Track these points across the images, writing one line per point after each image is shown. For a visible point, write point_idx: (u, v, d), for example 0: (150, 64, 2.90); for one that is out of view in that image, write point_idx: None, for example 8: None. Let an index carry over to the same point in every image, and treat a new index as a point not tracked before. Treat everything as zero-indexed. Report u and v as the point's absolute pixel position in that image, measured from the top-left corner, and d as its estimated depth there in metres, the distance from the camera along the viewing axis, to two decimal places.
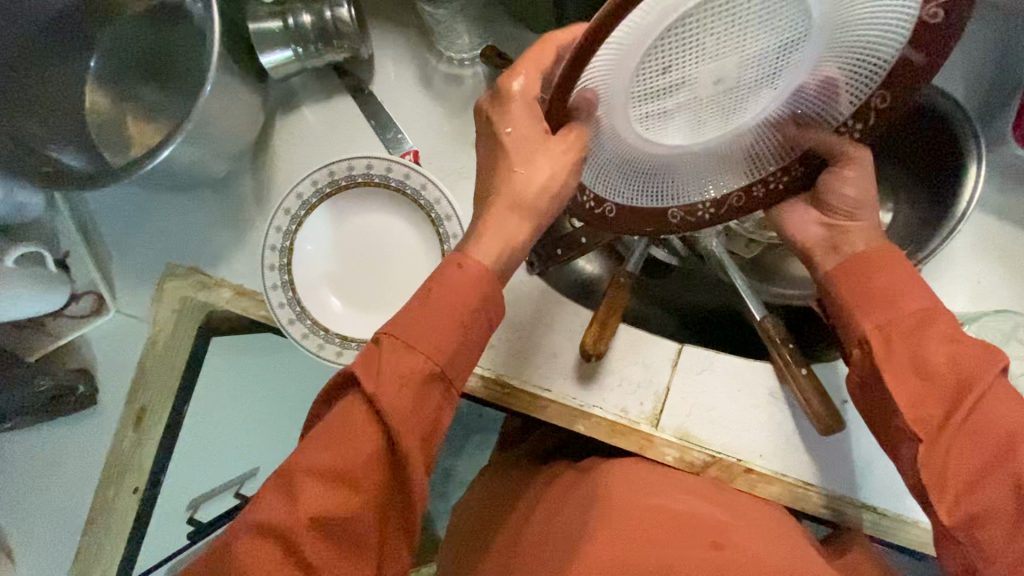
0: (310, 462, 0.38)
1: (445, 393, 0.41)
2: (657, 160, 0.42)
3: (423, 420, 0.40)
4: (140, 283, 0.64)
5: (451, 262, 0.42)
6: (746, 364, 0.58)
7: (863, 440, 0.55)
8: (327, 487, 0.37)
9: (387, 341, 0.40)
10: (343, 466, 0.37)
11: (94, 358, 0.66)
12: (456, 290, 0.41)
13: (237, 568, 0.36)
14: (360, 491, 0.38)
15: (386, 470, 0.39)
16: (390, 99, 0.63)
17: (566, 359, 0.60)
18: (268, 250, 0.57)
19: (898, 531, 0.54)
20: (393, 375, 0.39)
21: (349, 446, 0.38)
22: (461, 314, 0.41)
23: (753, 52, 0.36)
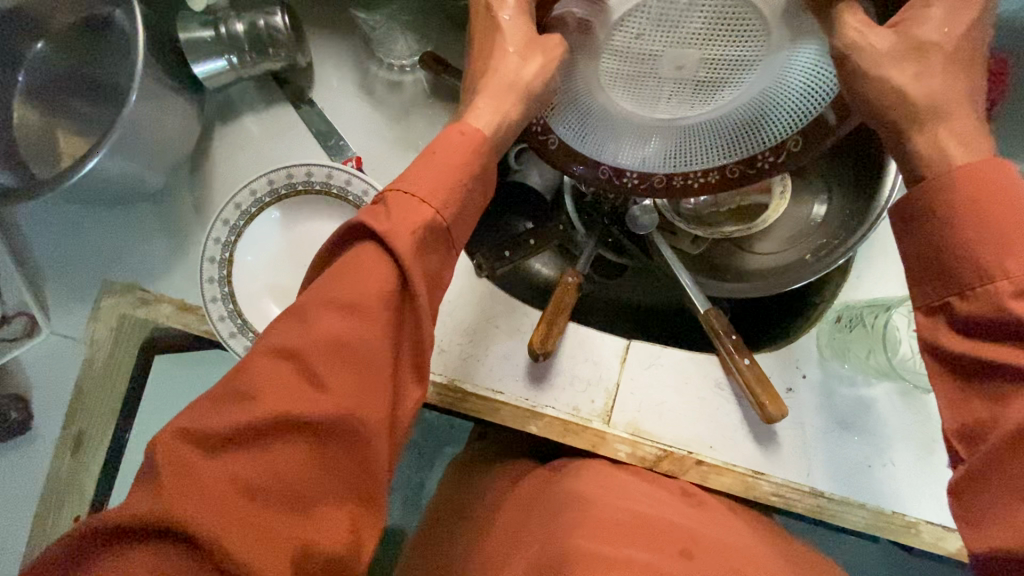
0: (322, 291, 0.33)
1: (452, 248, 0.38)
2: (617, 127, 0.44)
3: (433, 264, 0.37)
4: (77, 302, 0.61)
5: (451, 129, 0.39)
6: (691, 358, 0.59)
7: (805, 427, 0.57)
8: (339, 313, 0.33)
9: (393, 196, 0.36)
10: (358, 292, 0.33)
11: (28, 382, 0.63)
12: (458, 145, 0.38)
13: (250, 390, 0.31)
14: (375, 319, 0.33)
15: (401, 304, 0.35)
16: (331, 107, 0.62)
17: (518, 361, 0.59)
18: (207, 262, 0.56)
19: (847, 514, 0.55)
20: (404, 215, 0.35)
21: (366, 273, 0.34)
22: (467, 171, 0.38)
23: (717, 53, 0.39)
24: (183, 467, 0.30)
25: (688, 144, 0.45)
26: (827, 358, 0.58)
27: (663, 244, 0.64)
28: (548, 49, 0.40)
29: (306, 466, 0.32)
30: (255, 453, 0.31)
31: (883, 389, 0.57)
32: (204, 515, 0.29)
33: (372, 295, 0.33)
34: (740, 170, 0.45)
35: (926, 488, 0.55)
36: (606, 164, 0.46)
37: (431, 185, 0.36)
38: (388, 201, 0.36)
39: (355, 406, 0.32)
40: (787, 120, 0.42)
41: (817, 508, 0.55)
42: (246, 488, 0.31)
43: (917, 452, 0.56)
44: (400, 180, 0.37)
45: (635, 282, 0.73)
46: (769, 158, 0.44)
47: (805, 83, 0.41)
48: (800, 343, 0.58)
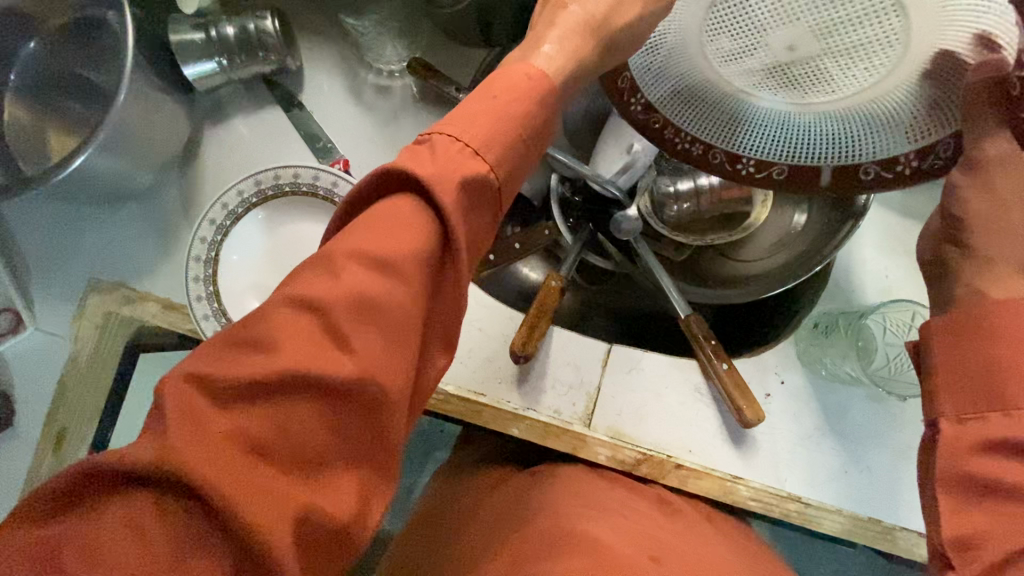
0: (354, 243, 0.30)
1: (496, 215, 0.35)
2: (681, 53, 0.42)
3: (476, 227, 0.33)
4: (63, 301, 0.62)
5: (517, 68, 0.35)
6: (672, 363, 0.59)
7: (782, 432, 0.57)
8: (374, 267, 0.29)
9: (440, 139, 0.32)
10: (396, 246, 0.30)
11: (9, 379, 0.62)
12: (506, 94, 0.34)
13: (264, 342, 0.28)
14: (407, 278, 0.30)
15: (436, 264, 0.32)
16: (320, 111, 0.63)
17: (500, 363, 0.60)
18: (193, 261, 0.56)
19: (824, 520, 0.56)
20: (452, 169, 0.31)
21: (402, 230, 0.30)
22: (517, 127, 0.34)
23: (832, 61, 0.38)
24: (188, 413, 0.26)
25: (710, 111, 0.44)
26: (804, 364, 0.58)
27: (646, 250, 0.66)
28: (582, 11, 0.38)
29: (320, 428, 0.28)
30: (271, 408, 0.27)
31: (858, 397, 0.58)
32: (209, 471, 0.25)
33: (406, 252, 0.30)
34: (720, 162, 0.46)
35: (901, 496, 0.56)
36: (627, 72, 0.45)
37: (479, 143, 0.33)
38: (436, 145, 0.32)
39: (384, 371, 0.29)
40: (797, 151, 0.43)
41: (795, 513, 0.56)
42: (255, 444, 0.27)
43: (893, 459, 0.57)
44: (451, 128, 0.33)
45: (621, 287, 0.74)
46: (749, 167, 0.45)
47: (849, 139, 0.41)
48: (779, 349, 0.59)
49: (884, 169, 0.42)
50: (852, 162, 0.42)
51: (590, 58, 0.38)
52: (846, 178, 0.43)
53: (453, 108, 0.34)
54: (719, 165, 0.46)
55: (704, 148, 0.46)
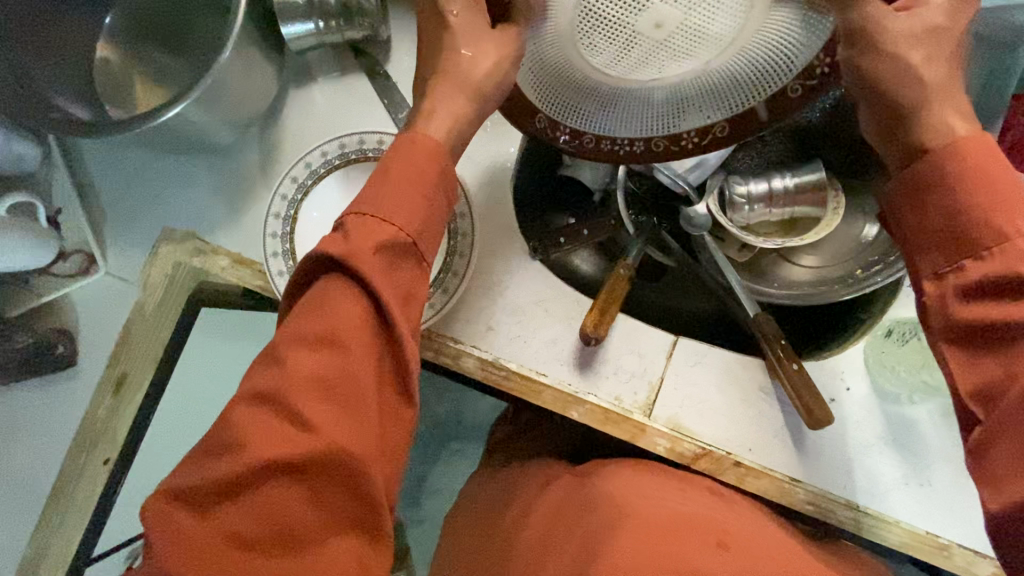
0: (296, 332, 0.39)
1: (418, 267, 0.43)
2: (561, 74, 0.42)
3: (402, 281, 0.41)
4: (134, 246, 0.62)
5: (404, 139, 0.43)
6: (737, 360, 0.59)
7: (845, 438, 0.57)
8: (313, 354, 0.39)
9: (354, 219, 0.41)
10: (331, 326, 0.39)
11: (76, 319, 0.62)
12: (411, 160, 0.42)
13: (238, 439, 0.37)
14: (354, 351, 0.39)
15: (378, 332, 0.40)
16: (403, 81, 0.64)
17: (565, 346, 0.60)
18: (272, 217, 0.57)
19: (882, 530, 0.56)
20: (363, 238, 0.40)
21: (338, 310, 0.39)
22: (429, 188, 0.42)
23: (703, 22, 0.36)
24: (177, 525, 0.37)
25: (624, 113, 0.43)
26: (872, 371, 0.58)
27: (715, 246, 0.66)
28: (465, 57, 0.42)
29: (298, 505, 0.38)
30: (251, 496, 0.37)
31: (930, 409, 0.57)
32: (203, 564, 0.36)
33: (347, 331, 0.39)
34: (665, 147, 0.45)
35: (960, 510, 0.56)
36: (541, 113, 0.46)
37: (384, 211, 0.41)
38: (348, 225, 0.41)
39: (341, 436, 0.38)
40: (724, 99, 0.42)
41: (852, 521, 0.56)
42: (241, 533, 0.37)
43: (956, 473, 0.56)
44: (359, 207, 0.41)
45: (672, 288, 0.75)
46: (695, 138, 0.44)
47: (754, 71, 0.40)
48: (845, 356, 0.58)
49: (810, 78, 0.40)
50: (776, 88, 0.41)
51: (483, 102, 0.44)
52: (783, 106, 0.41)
53: (364, 190, 0.42)
54: (676, 150, 0.45)
55: (642, 139, 0.45)
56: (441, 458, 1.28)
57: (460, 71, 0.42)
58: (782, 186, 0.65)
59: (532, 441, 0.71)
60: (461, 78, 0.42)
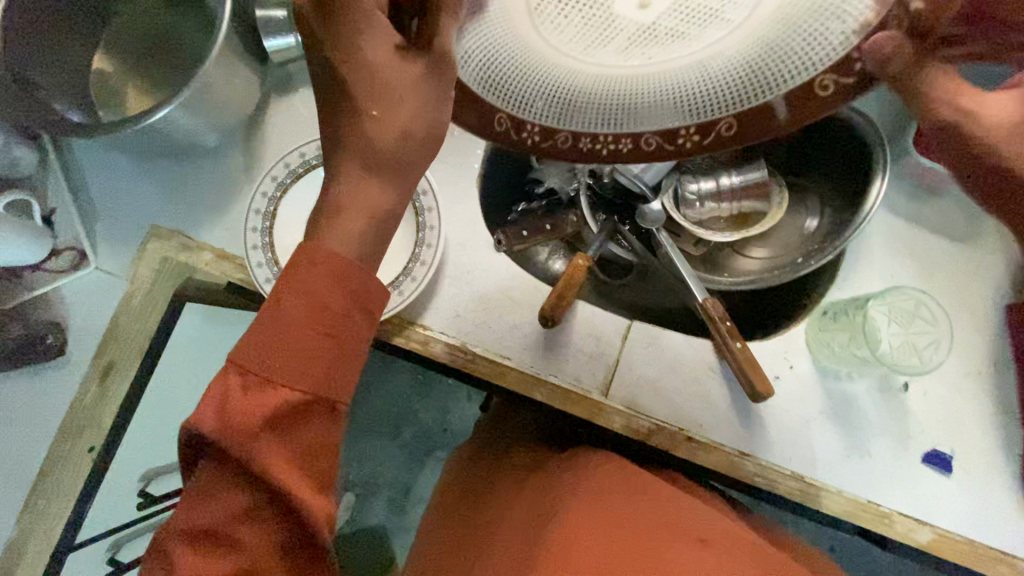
0: (182, 523, 0.37)
1: (330, 414, 0.38)
2: (531, 56, 0.34)
3: (300, 443, 0.37)
4: (123, 243, 0.66)
5: (297, 264, 0.37)
6: (687, 342, 0.63)
7: (790, 412, 0.61)
8: (203, 546, 0.37)
9: (236, 381, 0.36)
10: (215, 520, 0.37)
11: (66, 312, 0.66)
12: (304, 296, 0.37)
13: None
14: (247, 540, 0.37)
15: (276, 514, 0.38)
16: None
17: (528, 331, 0.64)
18: (252, 213, 0.61)
19: (826, 499, 0.59)
20: (246, 410, 0.36)
21: (227, 497, 0.37)
22: (332, 324, 0.37)
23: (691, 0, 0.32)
24: None
25: (610, 101, 0.34)
26: (813, 349, 0.61)
27: (668, 241, 0.71)
28: (370, 119, 0.36)
29: None
30: None
31: (868, 385, 0.61)
32: None
33: (237, 524, 0.37)
34: (658, 147, 0.34)
35: (899, 480, 0.59)
36: (500, 114, 0.36)
37: (273, 369, 0.36)
38: (225, 390, 0.36)
39: None
40: (734, 91, 0.32)
41: (798, 491, 0.59)
42: None
43: (895, 445, 0.60)
44: (244, 364, 0.36)
45: (640, 284, 0.81)
46: (693, 137, 0.33)
47: (774, 58, 0.31)
48: (790, 336, 0.62)
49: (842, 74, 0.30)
50: (801, 79, 0.31)
51: None
52: (806, 106, 0.31)
53: (243, 337, 0.37)
54: (676, 150, 0.34)
55: (630, 137, 0.34)
56: (426, 465, 1.29)
57: (367, 138, 0.36)
58: (730, 184, 0.70)
59: (507, 438, 0.73)
60: (372, 146, 0.37)
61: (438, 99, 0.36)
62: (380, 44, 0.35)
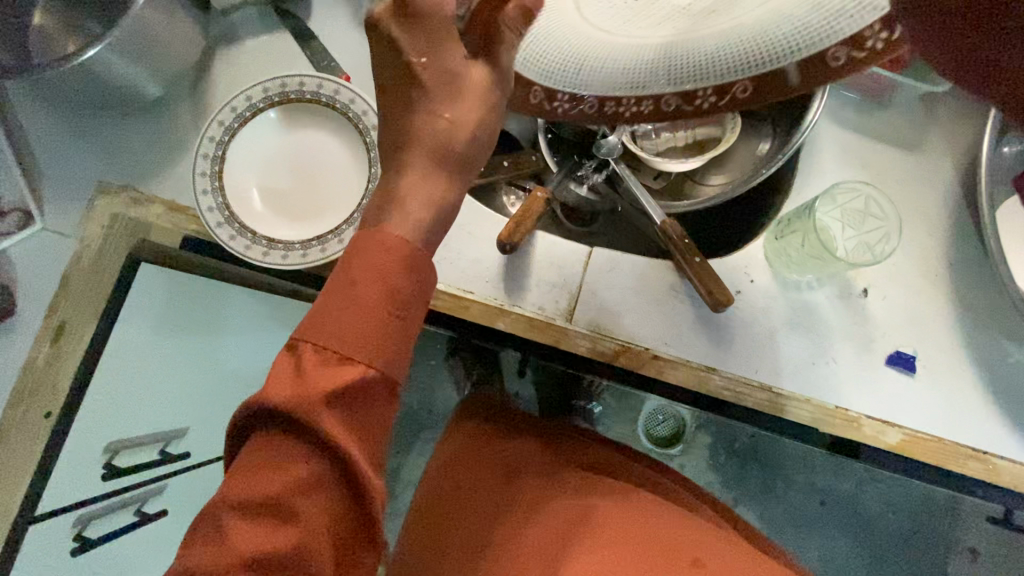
0: (237, 495, 0.33)
1: (389, 395, 0.35)
2: (584, 37, 0.43)
3: (365, 422, 0.34)
4: (71, 201, 0.65)
5: (371, 236, 0.34)
6: (649, 264, 0.62)
7: (754, 324, 0.61)
8: (256, 517, 0.33)
9: (305, 349, 0.33)
10: (273, 487, 0.32)
11: (13, 274, 0.64)
12: (371, 261, 0.34)
13: None
14: (302, 512, 0.33)
15: (337, 498, 0.34)
16: (326, 34, 0.68)
17: (490, 264, 0.63)
18: (200, 158, 0.60)
19: (794, 408, 0.59)
20: (319, 378, 0.32)
21: (287, 473, 0.32)
22: (397, 296, 0.34)
23: None
24: None
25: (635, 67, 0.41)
26: (774, 263, 0.61)
27: (625, 173, 0.71)
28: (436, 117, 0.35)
29: None
30: None
31: (830, 293, 0.61)
32: None
33: (301, 506, 0.33)
34: (676, 107, 0.39)
35: (866, 383, 0.59)
36: (537, 87, 0.44)
37: (346, 343, 0.33)
38: (298, 358, 0.33)
39: None
40: (738, 56, 0.36)
41: (767, 402, 0.59)
42: None
43: (861, 351, 0.60)
44: (314, 333, 0.33)
45: (608, 226, 0.81)
46: (711, 97, 0.38)
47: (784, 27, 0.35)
48: (749, 250, 0.62)
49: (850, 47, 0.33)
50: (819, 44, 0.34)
51: None
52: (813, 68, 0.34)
53: (315, 303, 0.34)
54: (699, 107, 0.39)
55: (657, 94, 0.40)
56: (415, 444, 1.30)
57: (426, 133, 0.35)
58: (683, 112, 0.71)
59: (499, 425, 0.78)
60: (435, 141, 0.35)
61: (482, 106, 0.36)
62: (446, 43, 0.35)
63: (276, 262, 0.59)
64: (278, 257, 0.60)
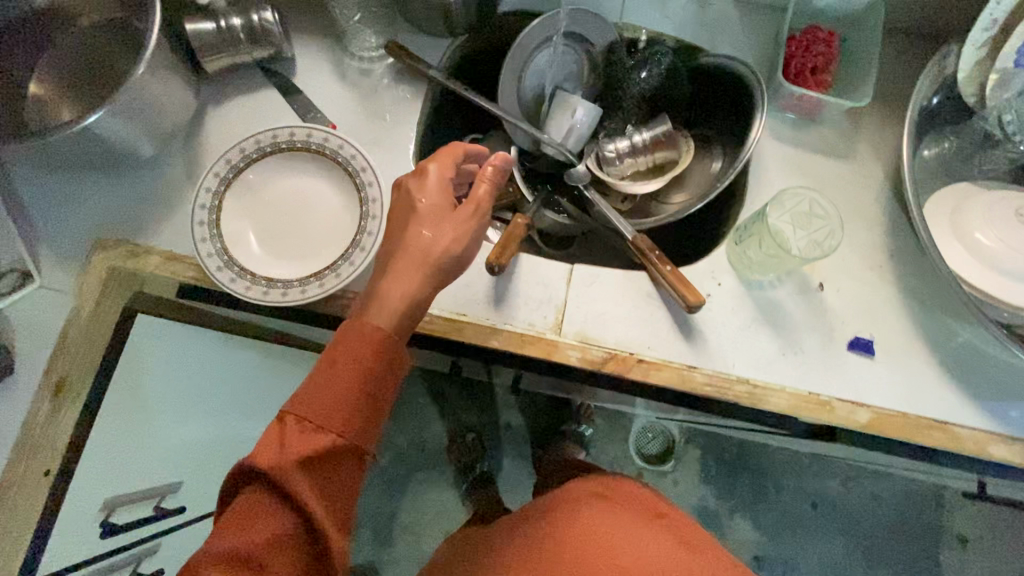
0: (225, 540, 0.42)
1: (356, 460, 0.47)
2: None
3: (333, 479, 0.45)
4: (68, 258, 0.67)
5: (353, 330, 0.47)
6: (626, 277, 0.67)
7: (726, 322, 0.66)
8: (239, 557, 0.42)
9: (293, 421, 0.45)
10: (251, 543, 0.42)
11: (11, 332, 0.65)
12: (351, 350, 0.47)
13: None
14: (273, 567, 0.43)
15: (305, 542, 0.44)
16: (312, 89, 0.74)
17: (480, 286, 0.67)
18: (198, 208, 0.63)
19: (771, 396, 0.64)
20: (298, 448, 0.44)
21: (268, 523, 0.43)
22: (369, 377, 0.47)
23: None
24: None
25: None
26: (736, 266, 0.67)
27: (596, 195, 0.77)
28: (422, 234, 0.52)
29: None
30: None
31: (792, 288, 0.67)
32: None
33: (274, 548, 0.43)
34: None
35: (833, 368, 0.65)
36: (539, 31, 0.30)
37: (324, 417, 0.45)
38: (286, 427, 0.45)
39: None
40: None
41: (745, 393, 0.64)
42: None
43: (824, 339, 0.66)
44: (301, 408, 0.45)
45: (584, 248, 0.86)
46: None
47: None
48: (715, 256, 0.68)
49: None
50: None
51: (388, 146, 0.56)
52: None
53: (303, 385, 0.46)
54: None
55: None
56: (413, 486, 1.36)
57: (419, 243, 0.52)
58: (642, 140, 0.79)
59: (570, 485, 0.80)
60: (424, 249, 0.52)
61: (456, 222, 0.53)
62: (438, 191, 0.54)
63: (275, 300, 0.62)
64: (278, 295, 0.62)
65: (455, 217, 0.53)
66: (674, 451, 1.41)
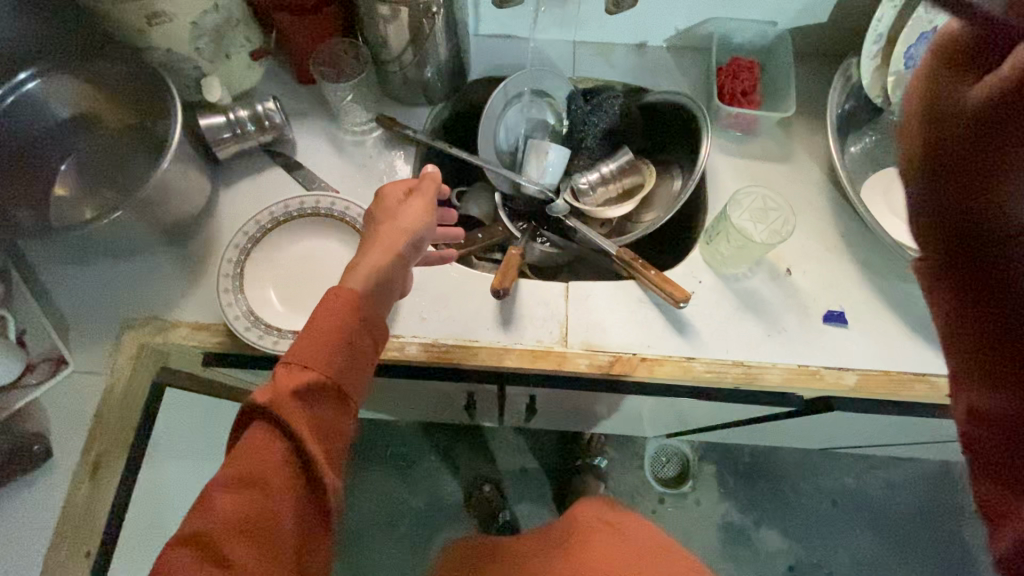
0: (230, 471, 0.45)
1: (339, 404, 0.51)
2: None
3: (321, 417, 0.49)
4: (98, 342, 0.71)
5: (329, 295, 0.53)
6: (617, 287, 0.74)
7: (713, 313, 0.73)
8: (241, 486, 0.45)
9: (284, 367, 0.49)
10: (254, 468, 0.45)
11: (47, 420, 0.68)
12: (333, 309, 0.52)
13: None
14: (276, 491, 0.45)
15: (300, 472, 0.47)
16: (312, 163, 0.82)
17: (487, 313, 0.73)
18: (222, 277, 0.69)
19: (765, 373, 0.70)
20: (288, 385, 0.48)
21: (267, 451, 0.46)
22: (350, 330, 0.52)
23: None
24: None
25: None
26: (713, 264, 0.75)
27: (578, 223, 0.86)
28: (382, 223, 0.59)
29: None
30: None
31: (764, 276, 0.75)
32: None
33: (274, 472, 0.45)
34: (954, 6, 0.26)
35: (815, 341, 0.72)
36: None
37: (309, 358, 0.49)
38: (276, 374, 0.49)
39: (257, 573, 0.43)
40: None
41: (742, 374, 0.70)
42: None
43: (801, 317, 0.73)
44: (289, 357, 0.50)
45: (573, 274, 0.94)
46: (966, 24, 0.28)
47: None
48: (691, 259, 0.76)
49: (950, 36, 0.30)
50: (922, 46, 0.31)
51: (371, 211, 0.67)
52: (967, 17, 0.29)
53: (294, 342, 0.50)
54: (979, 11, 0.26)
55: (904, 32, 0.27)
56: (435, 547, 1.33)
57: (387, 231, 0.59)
58: (610, 170, 0.88)
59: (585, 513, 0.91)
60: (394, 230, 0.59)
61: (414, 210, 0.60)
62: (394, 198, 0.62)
63: None
64: None
65: (409, 204, 0.61)
66: (690, 470, 1.42)
